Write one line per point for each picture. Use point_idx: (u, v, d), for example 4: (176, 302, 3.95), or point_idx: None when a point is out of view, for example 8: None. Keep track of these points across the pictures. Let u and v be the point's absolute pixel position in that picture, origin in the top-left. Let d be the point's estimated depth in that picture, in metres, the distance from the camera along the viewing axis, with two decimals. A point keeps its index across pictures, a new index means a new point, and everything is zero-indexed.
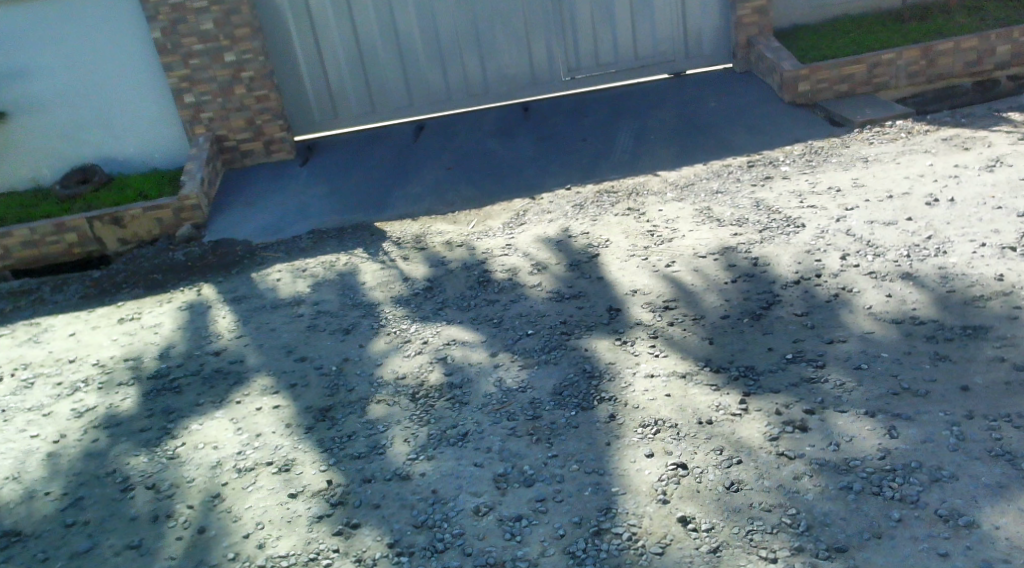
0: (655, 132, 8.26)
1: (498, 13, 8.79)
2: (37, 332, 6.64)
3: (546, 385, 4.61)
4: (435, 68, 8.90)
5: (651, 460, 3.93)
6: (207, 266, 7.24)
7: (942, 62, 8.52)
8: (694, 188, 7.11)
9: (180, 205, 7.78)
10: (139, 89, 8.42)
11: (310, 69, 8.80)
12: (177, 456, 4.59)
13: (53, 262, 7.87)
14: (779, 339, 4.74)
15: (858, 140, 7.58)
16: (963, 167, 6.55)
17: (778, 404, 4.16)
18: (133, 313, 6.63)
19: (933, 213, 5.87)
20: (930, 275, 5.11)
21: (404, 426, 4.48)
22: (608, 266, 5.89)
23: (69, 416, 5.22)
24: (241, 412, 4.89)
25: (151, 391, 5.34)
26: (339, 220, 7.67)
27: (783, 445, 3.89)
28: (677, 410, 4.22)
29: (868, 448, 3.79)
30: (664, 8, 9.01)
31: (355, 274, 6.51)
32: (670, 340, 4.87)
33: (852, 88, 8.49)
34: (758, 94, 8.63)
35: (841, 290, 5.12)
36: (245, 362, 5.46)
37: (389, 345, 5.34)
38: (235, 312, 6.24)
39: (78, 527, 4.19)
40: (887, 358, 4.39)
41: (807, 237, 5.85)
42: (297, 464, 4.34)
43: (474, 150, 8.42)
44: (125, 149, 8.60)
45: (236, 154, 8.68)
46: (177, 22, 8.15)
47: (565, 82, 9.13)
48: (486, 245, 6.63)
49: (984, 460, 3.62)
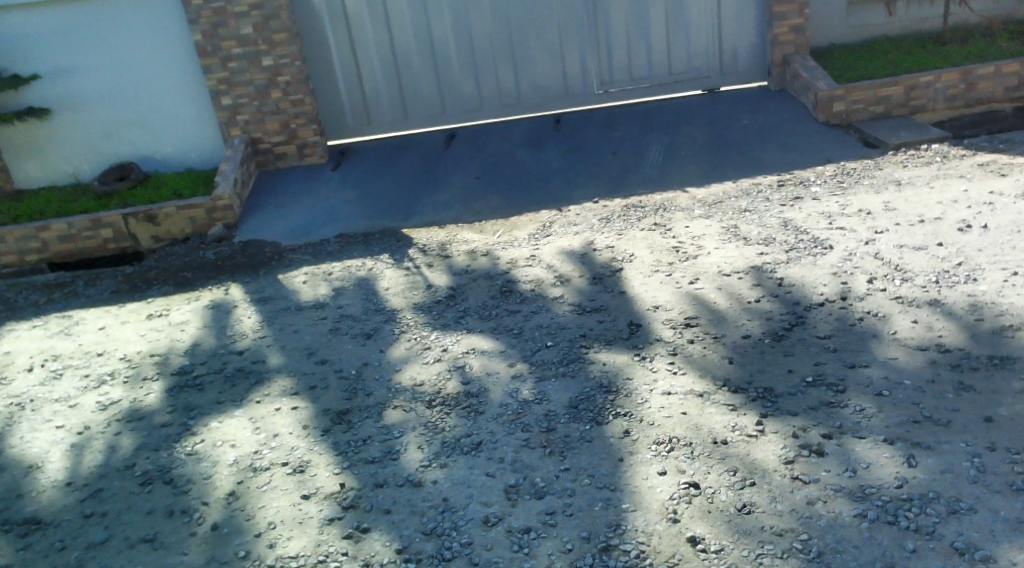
0: (686, 148, 8.22)
1: (533, 24, 8.83)
2: (68, 325, 6.76)
3: (562, 397, 4.61)
4: (468, 77, 8.96)
5: (664, 477, 3.91)
6: (235, 266, 7.32)
7: (983, 86, 8.42)
8: (722, 206, 7.07)
9: (213, 205, 7.89)
10: (177, 90, 8.57)
11: (346, 75, 8.90)
12: (195, 452, 4.65)
13: (88, 257, 8.02)
14: (800, 361, 4.69)
15: (892, 163, 7.49)
16: (998, 194, 6.45)
17: (796, 427, 4.12)
18: (161, 310, 6.73)
19: (964, 240, 5.79)
20: (958, 301, 5.04)
21: (419, 433, 4.50)
22: (632, 281, 5.88)
23: (93, 408, 5.30)
24: (261, 412, 4.94)
25: (174, 388, 5.41)
26: (367, 225, 7.73)
27: (798, 469, 3.85)
28: (692, 428, 4.20)
29: (886, 476, 3.73)
30: (700, 23, 9.00)
31: (379, 280, 6.55)
32: (689, 357, 4.84)
33: (888, 110, 8.41)
34: (793, 113, 8.57)
35: (867, 315, 5.05)
36: (267, 362, 5.52)
37: (409, 351, 5.38)
38: (261, 313, 6.32)
39: (96, 518, 4.26)
40: (909, 386, 4.32)
41: (835, 258, 5.80)
42: (312, 465, 4.37)
43: (504, 160, 8.44)
44: (162, 148, 8.74)
45: (269, 157, 8.78)
46: (218, 25, 8.29)
47: (598, 94, 9.13)
48: (511, 256, 6.65)
49: (1005, 494, 3.55)
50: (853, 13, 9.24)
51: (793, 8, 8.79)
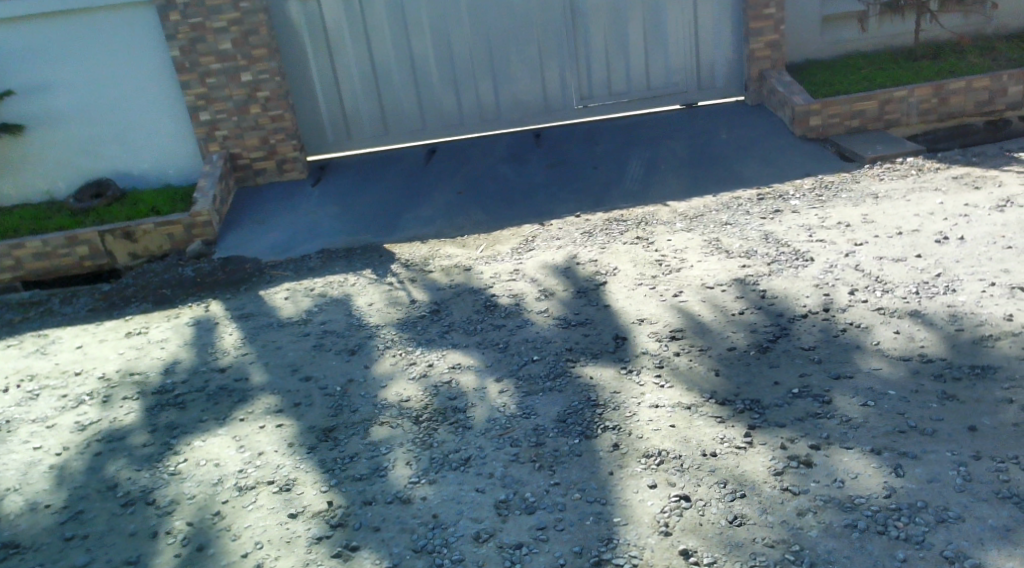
0: (666, 162, 8.28)
1: (513, 39, 8.87)
2: (44, 344, 6.66)
3: (550, 411, 4.60)
4: (448, 92, 8.97)
5: (654, 491, 3.91)
6: (215, 282, 7.26)
7: (954, 101, 8.56)
8: (703, 219, 7.12)
9: (191, 221, 7.82)
10: (155, 106, 8.51)
11: (326, 90, 8.89)
12: (179, 472, 4.59)
13: (64, 275, 7.91)
14: (785, 373, 4.72)
15: (869, 176, 7.59)
16: (973, 206, 6.54)
17: (784, 439, 4.14)
18: (140, 328, 6.65)
19: (942, 251, 5.87)
20: (938, 312, 5.10)
21: (406, 449, 4.47)
22: (616, 294, 5.91)
23: (72, 429, 5.21)
24: (244, 430, 4.89)
25: (154, 406, 5.34)
26: (348, 241, 7.70)
27: (788, 480, 3.86)
28: (681, 441, 4.20)
29: (874, 486, 3.76)
30: (678, 39, 9.09)
31: (361, 296, 6.52)
32: (676, 370, 4.86)
33: (863, 124, 8.53)
34: (770, 127, 8.67)
35: (849, 327, 5.10)
36: (250, 379, 5.47)
37: (394, 366, 5.35)
38: (242, 329, 6.26)
39: (77, 541, 4.18)
40: (893, 396, 4.36)
41: (816, 270, 5.86)
42: (298, 483, 4.32)
43: (486, 175, 8.46)
44: (140, 164, 8.67)
45: (249, 173, 8.73)
46: (196, 41, 8.25)
47: (578, 109, 9.18)
48: (494, 270, 6.65)
49: (992, 502, 3.59)
50: (826, 29, 9.39)
51: (769, 24, 8.91)
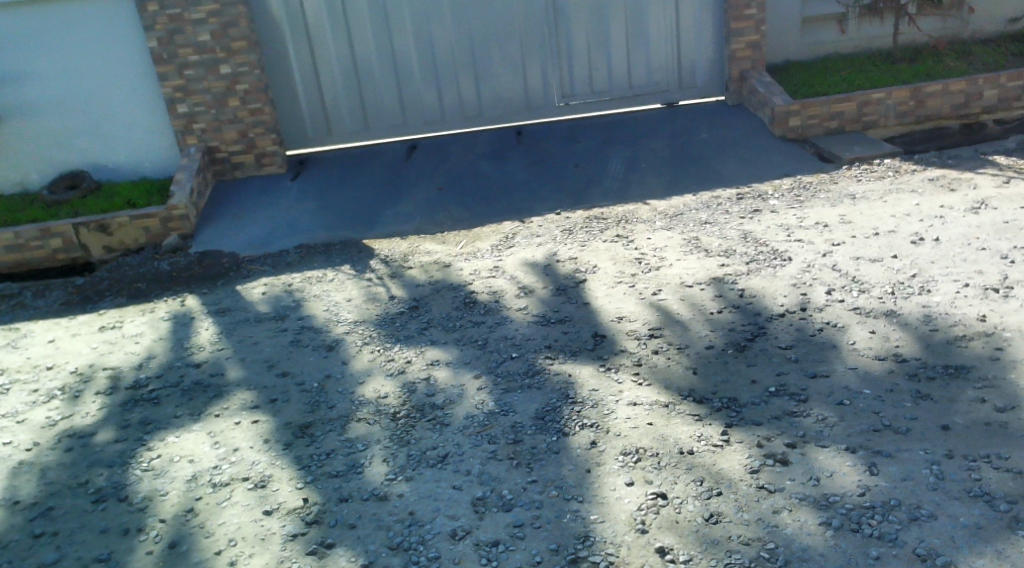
0: (646, 161, 8.30)
1: (495, 36, 8.85)
2: (16, 338, 6.56)
3: (528, 409, 4.59)
4: (429, 88, 8.94)
5: (631, 488, 3.91)
6: (192, 276, 7.20)
7: (931, 103, 8.65)
8: (682, 218, 7.14)
9: (168, 214, 7.74)
10: (132, 98, 8.42)
11: (306, 84, 8.82)
12: (152, 468, 4.54)
13: (37, 268, 7.81)
14: (763, 371, 4.74)
15: (846, 177, 7.65)
16: (948, 208, 6.61)
17: (760, 437, 4.16)
18: (114, 322, 6.57)
19: (918, 252, 5.92)
20: (913, 313, 5.14)
21: (383, 446, 4.45)
22: (595, 292, 5.91)
23: (43, 424, 5.15)
24: (220, 426, 4.85)
25: (128, 402, 5.28)
26: (327, 236, 7.65)
27: (764, 478, 3.88)
28: (659, 439, 4.21)
29: (849, 484, 3.78)
30: (659, 38, 9.11)
31: (339, 292, 6.48)
32: (653, 368, 4.87)
33: (842, 126, 8.60)
34: (750, 127, 8.71)
35: (826, 326, 5.13)
36: (226, 375, 5.43)
37: (372, 362, 5.33)
38: (218, 324, 6.21)
39: (47, 538, 4.13)
40: (869, 395, 4.39)
41: (794, 270, 5.90)
42: (273, 480, 4.29)
43: (465, 172, 8.43)
44: (116, 157, 8.57)
45: (226, 166, 8.65)
46: (174, 32, 8.17)
47: (559, 107, 9.17)
48: (474, 267, 6.63)
49: (964, 500, 3.62)
50: (806, 30, 9.45)
51: (750, 24, 8.96)
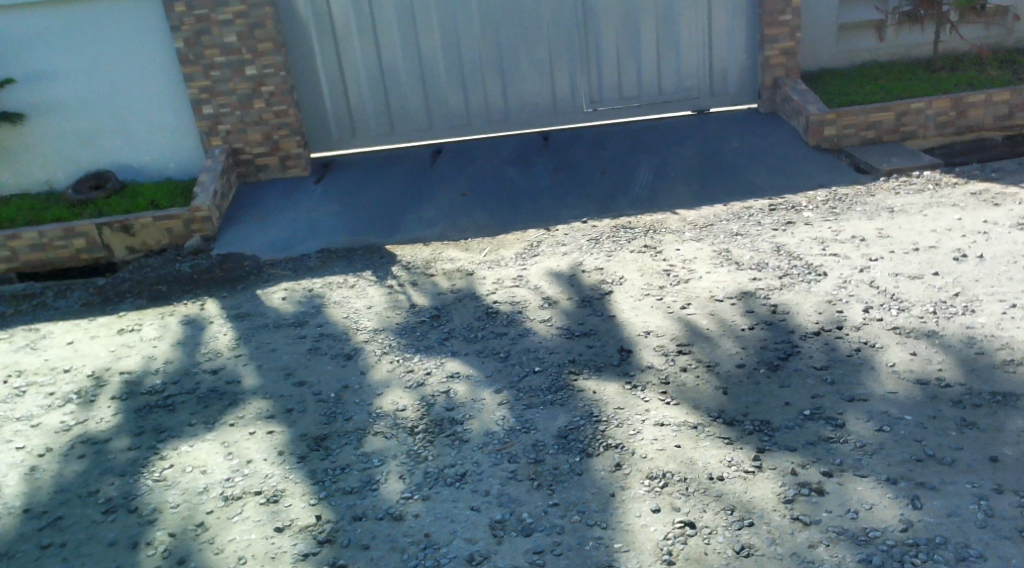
0: (676, 169, 8.09)
1: (522, 39, 8.69)
2: (35, 339, 6.49)
3: (550, 426, 4.42)
4: (455, 91, 8.80)
5: (658, 515, 3.73)
6: (212, 280, 7.11)
7: (973, 114, 8.38)
8: (712, 229, 6.95)
9: (190, 216, 7.66)
10: (157, 98, 8.36)
11: (331, 86, 8.72)
12: (163, 478, 4.42)
13: (59, 267, 7.75)
14: (796, 393, 4.53)
15: (884, 189, 7.39)
16: (992, 223, 6.35)
17: (794, 464, 3.96)
18: (133, 325, 6.48)
19: (961, 269, 5.68)
20: (956, 334, 4.90)
21: (400, 462, 4.29)
22: (621, 305, 5.73)
23: (56, 429, 5.05)
24: (234, 436, 4.72)
25: (142, 408, 5.18)
26: (349, 240, 7.52)
27: (798, 509, 3.68)
28: (687, 463, 4.02)
29: (890, 519, 3.57)
30: (691, 43, 8.91)
31: (360, 299, 6.35)
32: (681, 387, 4.68)
33: (879, 136, 8.34)
34: (784, 136, 8.48)
35: (863, 346, 4.92)
36: (242, 383, 5.30)
37: (391, 373, 5.18)
38: (237, 329, 6.09)
39: (54, 549, 4.01)
40: (910, 422, 4.17)
41: (829, 286, 5.68)
42: (286, 495, 4.15)
43: (491, 178, 8.27)
44: (141, 157, 8.51)
45: (251, 168, 8.56)
46: (201, 33, 8.09)
47: (587, 112, 9.00)
48: (497, 276, 6.48)
49: (1015, 540, 3.39)
50: (842, 38, 9.21)
51: (784, 30, 8.72)
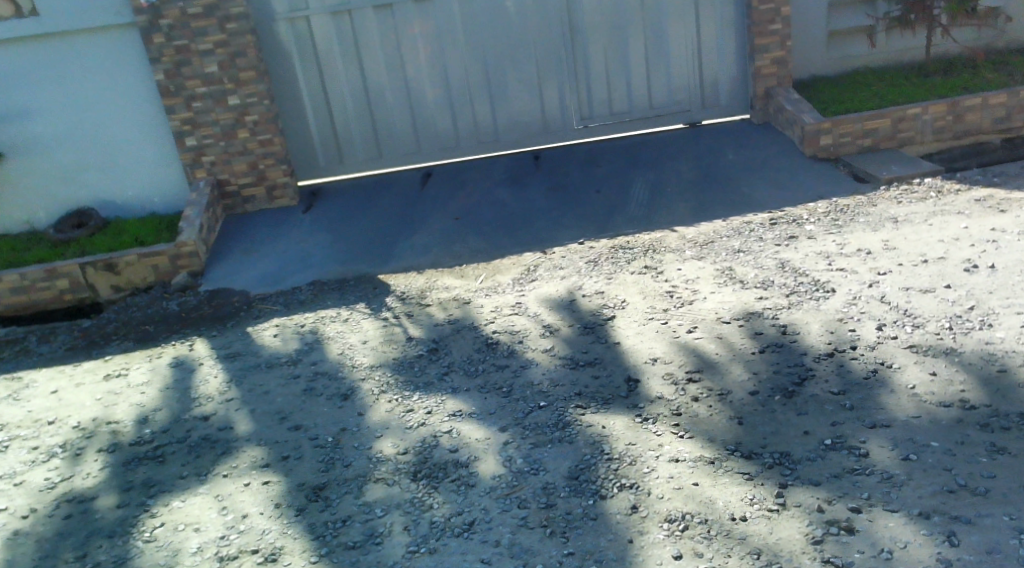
0: (672, 185, 7.93)
1: (509, 58, 8.52)
2: (18, 388, 6.25)
3: (560, 466, 4.22)
4: (442, 113, 8.63)
5: (680, 563, 3.52)
6: (201, 318, 6.89)
7: (970, 117, 8.24)
8: (713, 246, 6.77)
9: (176, 252, 7.45)
10: (138, 133, 8.16)
11: (317, 113, 8.54)
12: (154, 539, 4.19)
13: (43, 310, 7.52)
14: (815, 421, 4.34)
15: (885, 199, 7.24)
16: (1000, 231, 6.20)
17: (820, 499, 3.76)
18: (120, 369, 6.25)
19: (973, 281, 5.51)
20: (976, 352, 4.72)
21: (404, 512, 4.08)
22: (625, 331, 5.54)
23: (41, 488, 4.82)
24: (228, 488, 4.49)
25: (131, 461, 4.95)
26: (340, 271, 7.32)
27: (828, 550, 3.48)
28: (707, 503, 3.82)
29: (926, 558, 3.37)
30: (681, 55, 8.76)
31: (354, 333, 6.14)
32: (694, 418, 4.49)
33: (876, 143, 8.20)
34: (780, 147, 8.33)
35: (880, 367, 4.73)
36: (235, 429, 5.08)
37: (390, 414, 4.97)
38: (228, 371, 5.87)
39: None
40: (937, 449, 3.98)
41: (839, 303, 5.50)
42: (285, 553, 3.93)
43: (483, 200, 8.08)
44: (124, 193, 8.30)
45: (237, 200, 8.35)
46: (181, 64, 7.89)
47: (577, 130, 8.84)
48: (494, 304, 6.28)
49: None
50: (834, 45, 9.09)
51: (775, 40, 8.59)
